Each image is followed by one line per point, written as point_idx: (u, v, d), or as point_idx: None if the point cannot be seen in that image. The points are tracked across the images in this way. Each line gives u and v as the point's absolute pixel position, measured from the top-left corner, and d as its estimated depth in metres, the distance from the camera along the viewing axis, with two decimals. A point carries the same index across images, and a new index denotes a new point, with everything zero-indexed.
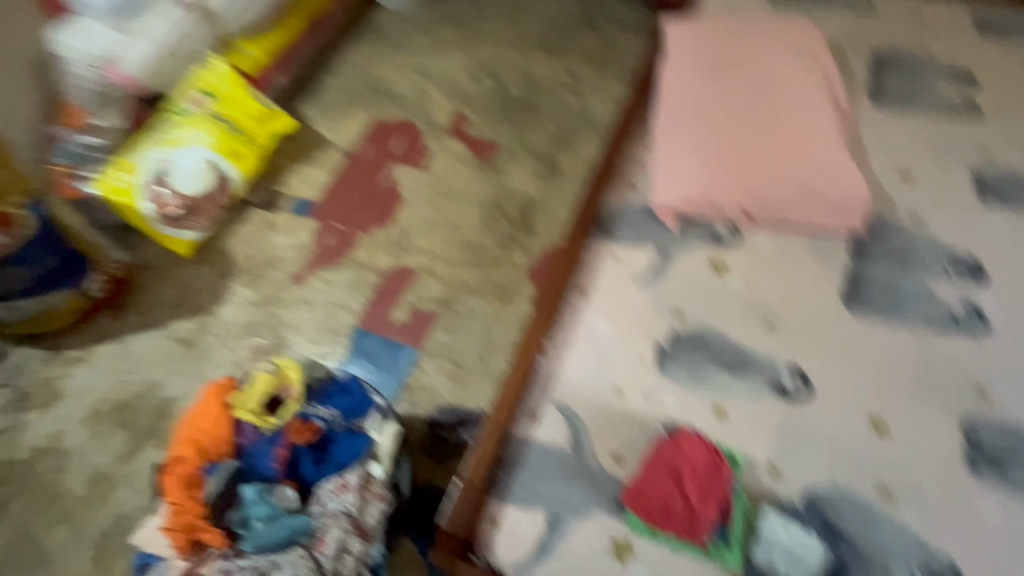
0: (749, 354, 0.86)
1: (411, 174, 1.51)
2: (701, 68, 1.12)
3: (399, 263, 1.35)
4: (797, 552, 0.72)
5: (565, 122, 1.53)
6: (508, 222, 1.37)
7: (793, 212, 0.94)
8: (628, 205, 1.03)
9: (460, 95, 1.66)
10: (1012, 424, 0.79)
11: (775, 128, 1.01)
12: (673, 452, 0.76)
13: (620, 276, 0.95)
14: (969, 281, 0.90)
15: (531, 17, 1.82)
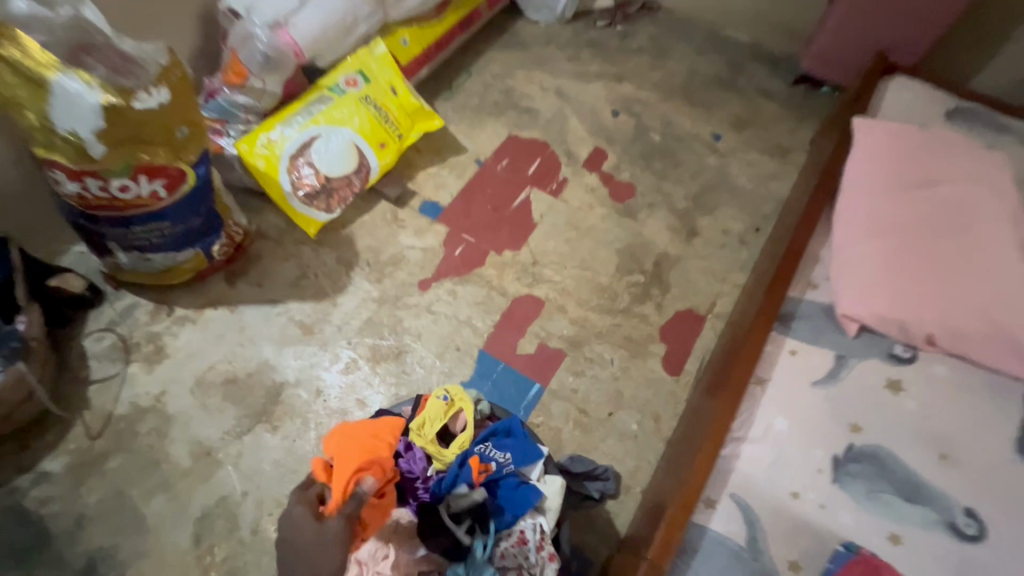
0: (922, 483, 0.86)
1: (546, 199, 1.49)
2: (894, 176, 1.12)
3: (529, 291, 1.33)
4: None
5: (704, 182, 1.53)
6: (641, 273, 1.36)
7: (976, 349, 0.95)
8: (806, 301, 1.04)
9: (599, 127, 1.64)
10: None
11: (968, 258, 1.01)
12: None
13: (798, 373, 0.95)
14: None
15: (676, 63, 1.81)
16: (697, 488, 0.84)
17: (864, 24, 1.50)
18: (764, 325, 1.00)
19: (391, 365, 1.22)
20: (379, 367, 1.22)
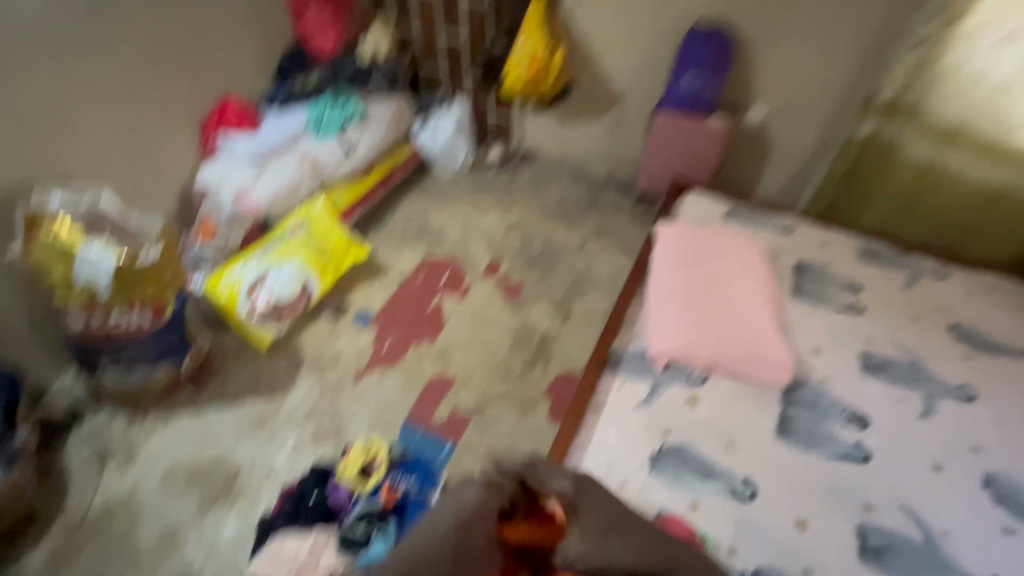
0: (713, 465, 1.22)
1: (454, 301, 1.91)
2: (683, 259, 1.62)
3: (442, 371, 1.69)
4: None
5: (575, 277, 2.01)
6: (530, 348, 1.76)
7: (744, 368, 1.37)
8: (630, 349, 1.45)
9: (494, 245, 2.15)
10: (893, 530, 1.13)
11: (731, 308, 1.48)
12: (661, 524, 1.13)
13: (625, 399, 1.33)
14: (858, 425, 1.30)
15: (551, 194, 2.40)
16: None
17: (668, 160, 2.14)
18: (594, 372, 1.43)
19: (331, 442, 1.51)
20: (321, 445, 1.51)
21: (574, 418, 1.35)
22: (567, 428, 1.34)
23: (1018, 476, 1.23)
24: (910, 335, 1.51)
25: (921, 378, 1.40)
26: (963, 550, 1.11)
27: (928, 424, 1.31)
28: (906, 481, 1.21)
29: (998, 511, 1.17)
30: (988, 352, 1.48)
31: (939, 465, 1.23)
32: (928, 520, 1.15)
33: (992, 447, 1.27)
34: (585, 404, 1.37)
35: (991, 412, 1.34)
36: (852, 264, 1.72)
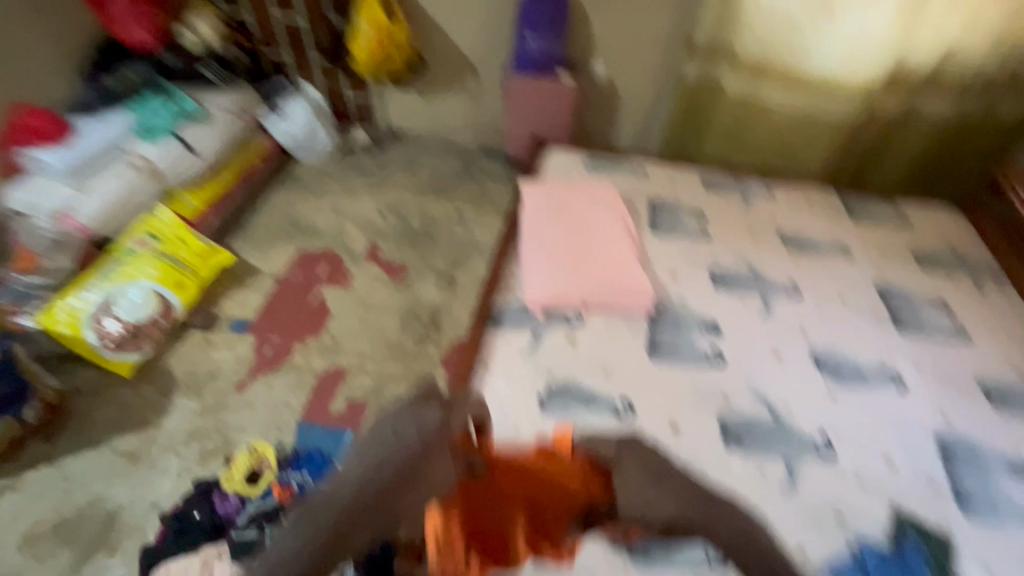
0: (595, 394, 1.32)
1: (337, 291, 1.86)
2: (549, 212, 1.71)
3: (334, 364, 1.65)
4: None
5: (457, 248, 2.03)
6: (421, 324, 1.76)
7: (613, 302, 1.49)
8: (510, 304, 1.52)
9: (371, 229, 2.10)
10: (747, 414, 1.31)
11: (596, 250, 1.59)
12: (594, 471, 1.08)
13: (510, 352, 1.39)
14: (713, 333, 1.47)
15: (423, 170, 2.38)
16: None
17: (529, 121, 2.20)
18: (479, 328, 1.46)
19: (220, 459, 1.42)
20: (208, 465, 1.41)
21: (466, 373, 1.36)
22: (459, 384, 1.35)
23: (838, 348, 1.46)
24: (748, 248, 1.72)
25: (760, 284, 1.61)
26: (801, 417, 1.31)
27: (768, 321, 1.52)
28: (754, 371, 1.40)
29: (825, 379, 1.39)
30: (810, 251, 1.73)
31: (779, 353, 1.44)
32: (773, 400, 1.34)
33: (817, 329, 1.50)
34: (475, 360, 1.39)
35: (814, 301, 1.58)
36: (697, 196, 1.91)
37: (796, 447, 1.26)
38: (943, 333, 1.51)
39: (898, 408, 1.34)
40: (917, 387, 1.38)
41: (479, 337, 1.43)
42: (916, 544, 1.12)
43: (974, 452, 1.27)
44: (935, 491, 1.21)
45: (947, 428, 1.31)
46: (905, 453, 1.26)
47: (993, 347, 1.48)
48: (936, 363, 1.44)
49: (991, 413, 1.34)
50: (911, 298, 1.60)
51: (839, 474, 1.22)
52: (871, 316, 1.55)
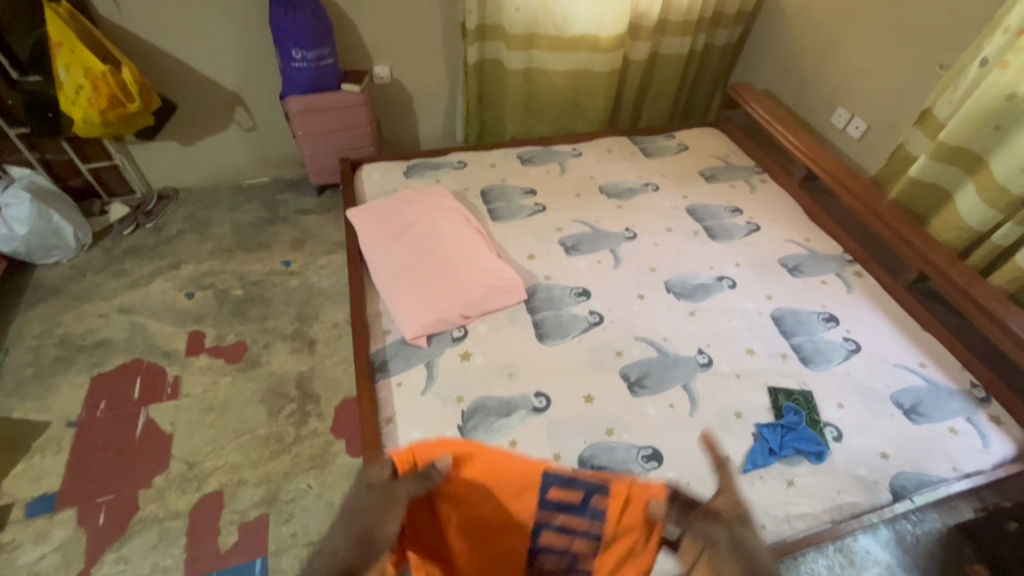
0: (509, 400, 1.30)
1: (168, 406, 1.50)
2: (388, 235, 1.60)
3: (202, 493, 1.35)
4: None
5: (298, 302, 1.79)
6: (292, 402, 1.53)
7: (488, 303, 1.47)
8: (389, 345, 1.40)
9: (182, 316, 1.73)
10: (640, 359, 1.42)
11: (452, 256, 1.52)
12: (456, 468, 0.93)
13: (409, 395, 1.29)
14: (584, 298, 1.55)
15: (220, 227, 2.03)
16: None
17: (326, 142, 2.01)
18: (366, 382, 1.31)
19: None
20: None
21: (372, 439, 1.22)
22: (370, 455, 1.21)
23: (682, 271, 1.66)
24: (581, 209, 1.84)
25: (603, 238, 1.74)
26: (678, 343, 1.46)
27: (622, 269, 1.65)
28: (630, 318, 1.52)
29: (682, 302, 1.58)
30: (629, 195, 1.92)
31: (642, 294, 1.59)
32: (653, 336, 1.47)
33: (660, 261, 1.69)
34: (377, 420, 1.26)
35: (649, 238, 1.76)
36: (520, 173, 1.97)
37: (686, 369, 1.40)
38: (744, 231, 1.82)
39: (739, 303, 1.58)
40: (744, 281, 1.65)
41: (371, 392, 1.30)
42: (791, 405, 1.33)
43: (797, 316, 1.56)
44: (788, 358, 1.45)
45: (775, 305, 1.58)
46: (758, 337, 1.50)
47: (777, 229, 1.84)
48: (749, 257, 1.73)
49: (795, 282, 1.66)
50: (713, 210, 1.89)
51: (721, 377, 1.39)
52: (692, 235, 1.78)
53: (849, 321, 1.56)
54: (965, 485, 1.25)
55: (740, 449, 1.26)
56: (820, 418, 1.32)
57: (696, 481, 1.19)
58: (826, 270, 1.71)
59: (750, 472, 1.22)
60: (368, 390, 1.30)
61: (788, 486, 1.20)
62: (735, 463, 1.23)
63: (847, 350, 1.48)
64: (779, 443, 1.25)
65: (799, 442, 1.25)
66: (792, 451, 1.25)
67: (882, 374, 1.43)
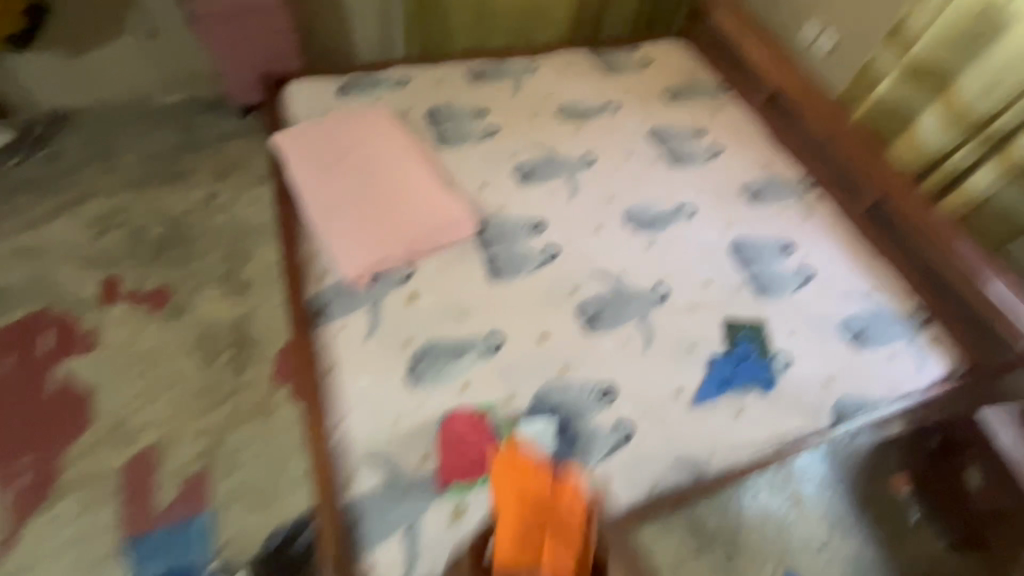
0: (461, 340, 1.23)
1: (87, 360, 1.37)
2: (321, 165, 1.43)
3: (136, 449, 1.27)
4: (558, 428, 1.15)
5: (228, 240, 1.63)
6: (228, 350, 1.43)
7: (436, 238, 1.36)
8: (327, 287, 1.28)
9: (94, 260, 1.55)
10: (596, 294, 1.36)
11: (396, 188, 1.38)
12: (451, 431, 1.10)
13: (351, 341, 1.21)
14: (539, 231, 1.46)
15: (130, 156, 1.79)
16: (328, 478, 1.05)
17: (242, 53, 1.74)
18: (302, 331, 1.21)
19: None
20: None
21: (312, 389, 1.16)
22: (311, 405, 1.14)
23: (640, 200, 1.58)
24: (537, 132, 1.69)
25: (560, 164, 1.62)
26: (636, 276, 1.41)
27: (578, 199, 1.55)
28: (586, 250, 1.44)
29: (640, 233, 1.50)
30: (589, 116, 1.77)
31: (599, 225, 1.50)
32: (609, 270, 1.41)
33: (618, 189, 1.59)
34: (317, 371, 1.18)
35: (608, 164, 1.65)
36: (470, 90, 1.77)
37: (642, 304, 1.36)
38: (707, 155, 1.73)
39: (698, 233, 1.53)
40: (704, 210, 1.58)
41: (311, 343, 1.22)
42: (743, 337, 1.33)
43: (754, 245, 1.52)
44: (743, 289, 1.43)
45: (734, 235, 1.54)
46: (715, 268, 1.46)
47: (739, 152, 1.76)
48: (709, 183, 1.65)
49: (754, 209, 1.61)
50: (675, 132, 1.78)
51: (678, 310, 1.37)
52: (653, 160, 1.68)
53: (804, 248, 1.54)
54: (898, 407, 1.31)
55: (693, 381, 1.25)
56: (770, 347, 1.32)
57: (650, 416, 1.19)
58: (786, 196, 1.66)
59: (700, 404, 1.22)
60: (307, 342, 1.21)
61: (736, 416, 1.22)
62: (687, 396, 1.23)
63: (800, 279, 1.47)
64: (728, 375, 1.26)
65: (747, 373, 1.27)
66: (741, 381, 1.26)
67: (831, 302, 1.44)
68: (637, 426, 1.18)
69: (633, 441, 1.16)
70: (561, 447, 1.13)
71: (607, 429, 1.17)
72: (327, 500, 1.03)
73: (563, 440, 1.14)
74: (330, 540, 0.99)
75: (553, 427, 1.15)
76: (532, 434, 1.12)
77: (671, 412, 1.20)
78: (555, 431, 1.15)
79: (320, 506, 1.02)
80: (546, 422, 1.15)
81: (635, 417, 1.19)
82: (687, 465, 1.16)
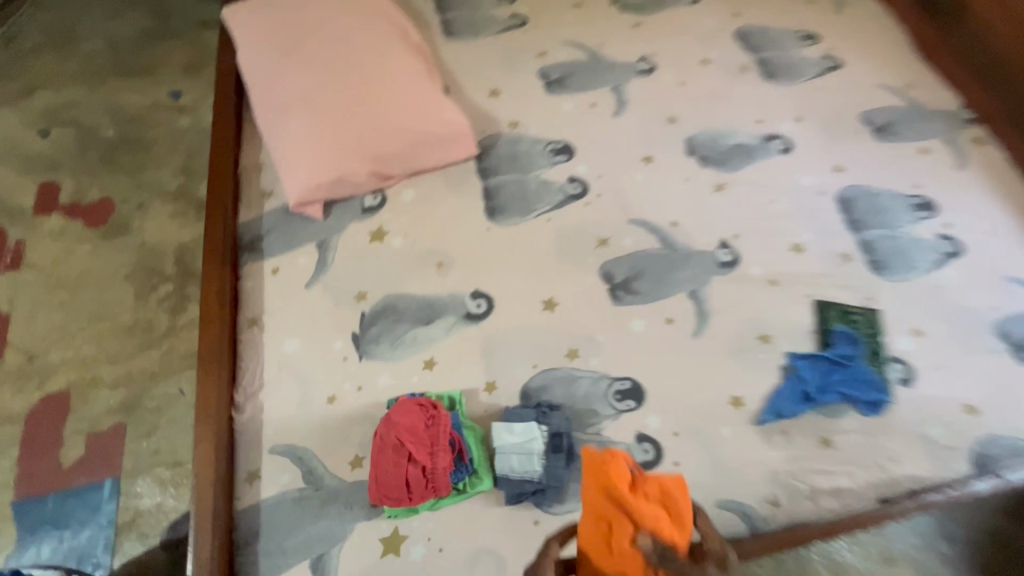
0: (434, 300, 0.90)
1: (8, 280, 1.16)
2: (277, 48, 1.07)
3: (45, 392, 1.05)
4: (551, 439, 0.78)
5: (187, 149, 1.34)
6: (167, 282, 1.16)
7: (418, 157, 1.00)
8: (267, 213, 0.97)
9: (32, 161, 1.30)
10: (632, 251, 0.97)
11: (370, 84, 1.01)
12: (388, 429, 0.74)
13: (286, 288, 0.90)
14: (564, 159, 1.06)
15: (91, 42, 1.50)
16: (215, 475, 0.74)
17: None
18: (216, 262, 0.88)
19: None
20: None
21: (212, 344, 0.81)
22: (205, 365, 0.80)
23: (712, 125, 1.13)
24: (579, 26, 1.25)
25: (604, 70, 1.19)
26: (693, 232, 1.00)
27: (624, 118, 1.12)
28: (626, 189, 1.03)
29: (707, 171, 1.07)
30: (654, 9, 1.30)
31: (649, 156, 1.08)
32: (656, 219, 1.00)
33: (682, 109, 1.14)
34: (225, 319, 0.84)
35: (672, 74, 1.19)
36: None
37: (697, 270, 0.96)
38: (818, 70, 1.22)
39: (792, 177, 1.07)
40: (805, 144, 1.11)
41: (224, 281, 0.87)
42: (846, 332, 0.91)
43: (874, 200, 1.05)
44: (850, 261, 0.99)
45: (844, 183, 1.07)
46: (811, 227, 1.02)
47: (867, 67, 1.23)
48: (817, 108, 1.17)
49: (881, 148, 1.12)
50: (774, 35, 1.27)
51: (750, 284, 0.95)
52: (737, 73, 1.21)
53: (952, 208, 1.05)
54: None
55: (759, 390, 0.86)
56: (884, 350, 0.90)
57: (691, 434, 0.82)
58: (931, 131, 1.14)
59: (768, 424, 0.83)
60: (217, 279, 0.86)
61: (821, 448, 0.82)
62: (749, 410, 0.84)
63: (940, 253, 1.00)
64: (819, 385, 0.85)
65: (848, 385, 0.85)
66: (835, 396, 0.85)
67: (987, 291, 0.96)
68: (669, 445, 0.81)
69: (663, 466, 0.80)
70: (554, 466, 0.76)
71: (627, 447, 0.81)
72: (207, 507, 0.72)
73: (558, 457, 0.77)
74: (196, 569, 0.68)
75: (545, 436, 0.78)
76: (510, 445, 0.76)
77: (723, 432, 0.82)
78: (546, 441, 0.77)
79: (192, 514, 0.71)
80: (536, 426, 0.78)
81: (669, 433, 0.82)
82: (736, 512, 0.78)
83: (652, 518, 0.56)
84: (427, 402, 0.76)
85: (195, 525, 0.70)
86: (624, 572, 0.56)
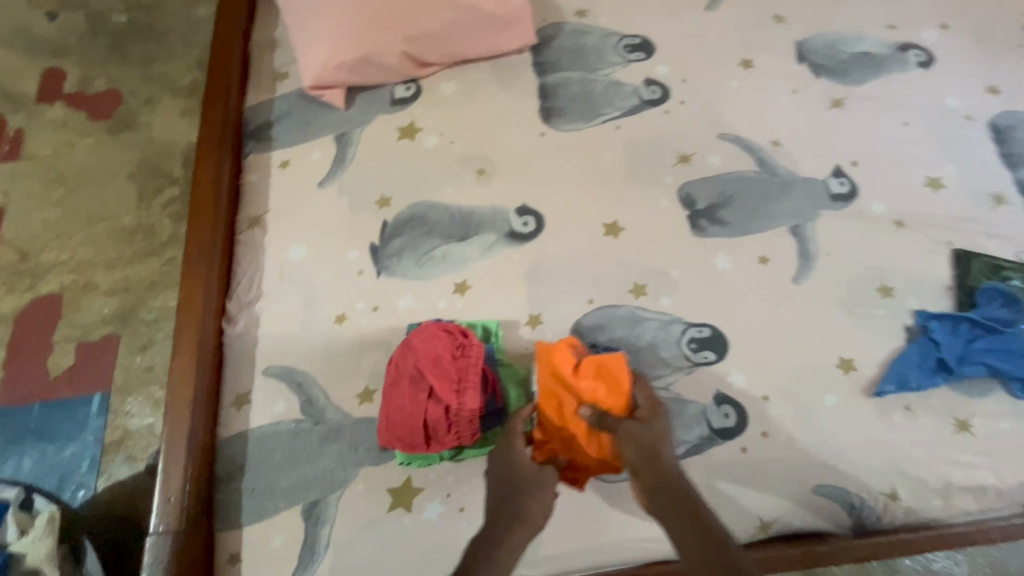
0: (471, 213, 0.73)
1: (5, 170, 1.05)
2: None
3: (36, 294, 0.95)
4: None
5: (203, 39, 1.18)
6: (173, 185, 1.03)
7: (462, 40, 0.81)
8: (279, 98, 0.81)
9: (37, 44, 1.17)
10: (718, 172, 0.77)
11: None
12: (406, 357, 0.59)
13: (296, 186, 0.75)
14: (641, 57, 0.85)
15: None
16: (192, 394, 0.60)
17: None
18: (214, 145, 0.72)
19: None
20: None
21: (201, 240, 0.67)
22: (191, 264, 0.66)
23: (830, 27, 0.89)
24: None
25: None
26: (798, 155, 0.79)
27: (719, 13, 0.90)
28: (716, 99, 0.83)
29: (820, 83, 0.85)
30: None
31: (748, 60, 0.86)
32: (752, 137, 0.80)
33: (793, 5, 0.91)
34: (220, 214, 0.69)
35: None
36: None
37: (802, 201, 0.76)
38: None
39: (931, 96, 0.84)
40: (950, 58, 0.87)
41: (220, 169, 0.72)
42: (1001, 290, 0.69)
43: None
44: (1004, 205, 0.76)
45: (1001, 107, 0.83)
46: (954, 159, 0.80)
47: None
48: (969, 13, 0.91)
49: None
50: None
51: (871, 224, 0.75)
52: None
53: None
54: None
55: (875, 354, 0.67)
56: None
57: (784, 401, 0.65)
58: None
59: (886, 397, 0.65)
60: (212, 165, 0.71)
61: (956, 433, 0.63)
62: (861, 377, 0.66)
63: None
64: (960, 353, 0.65)
65: (1000, 357, 0.65)
66: (980, 369, 0.65)
67: None
68: (755, 411, 0.64)
69: (745, 436, 0.63)
70: None
71: (701, 409, 0.64)
72: (181, 432, 0.58)
73: None
74: (164, 505, 0.56)
75: None
76: None
77: (827, 401, 0.65)
78: None
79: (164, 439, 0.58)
80: None
81: (755, 396, 0.65)
82: (836, 501, 0.61)
83: (589, 390, 0.56)
84: (456, 329, 0.60)
85: (166, 453, 0.57)
86: (571, 436, 0.57)
